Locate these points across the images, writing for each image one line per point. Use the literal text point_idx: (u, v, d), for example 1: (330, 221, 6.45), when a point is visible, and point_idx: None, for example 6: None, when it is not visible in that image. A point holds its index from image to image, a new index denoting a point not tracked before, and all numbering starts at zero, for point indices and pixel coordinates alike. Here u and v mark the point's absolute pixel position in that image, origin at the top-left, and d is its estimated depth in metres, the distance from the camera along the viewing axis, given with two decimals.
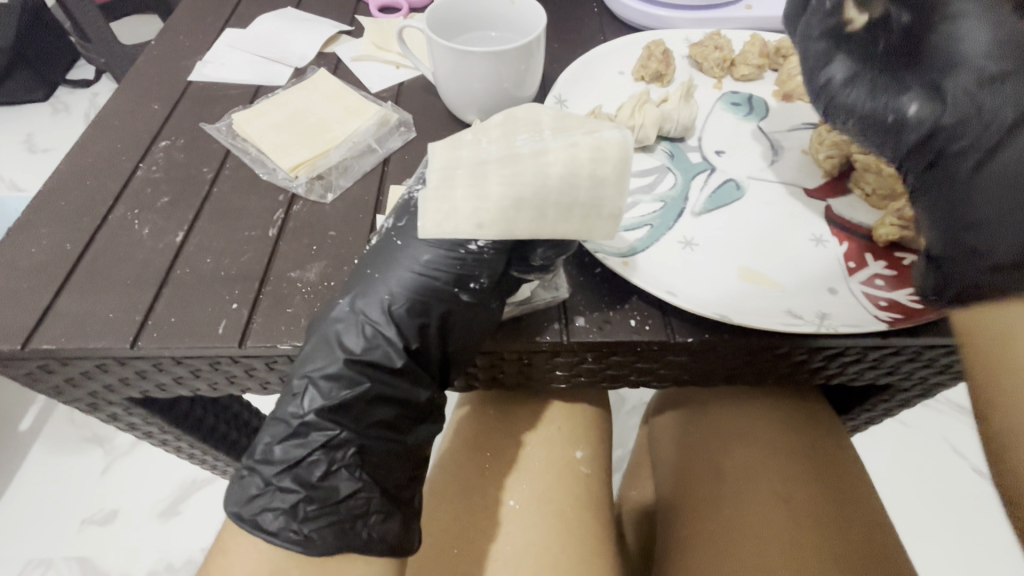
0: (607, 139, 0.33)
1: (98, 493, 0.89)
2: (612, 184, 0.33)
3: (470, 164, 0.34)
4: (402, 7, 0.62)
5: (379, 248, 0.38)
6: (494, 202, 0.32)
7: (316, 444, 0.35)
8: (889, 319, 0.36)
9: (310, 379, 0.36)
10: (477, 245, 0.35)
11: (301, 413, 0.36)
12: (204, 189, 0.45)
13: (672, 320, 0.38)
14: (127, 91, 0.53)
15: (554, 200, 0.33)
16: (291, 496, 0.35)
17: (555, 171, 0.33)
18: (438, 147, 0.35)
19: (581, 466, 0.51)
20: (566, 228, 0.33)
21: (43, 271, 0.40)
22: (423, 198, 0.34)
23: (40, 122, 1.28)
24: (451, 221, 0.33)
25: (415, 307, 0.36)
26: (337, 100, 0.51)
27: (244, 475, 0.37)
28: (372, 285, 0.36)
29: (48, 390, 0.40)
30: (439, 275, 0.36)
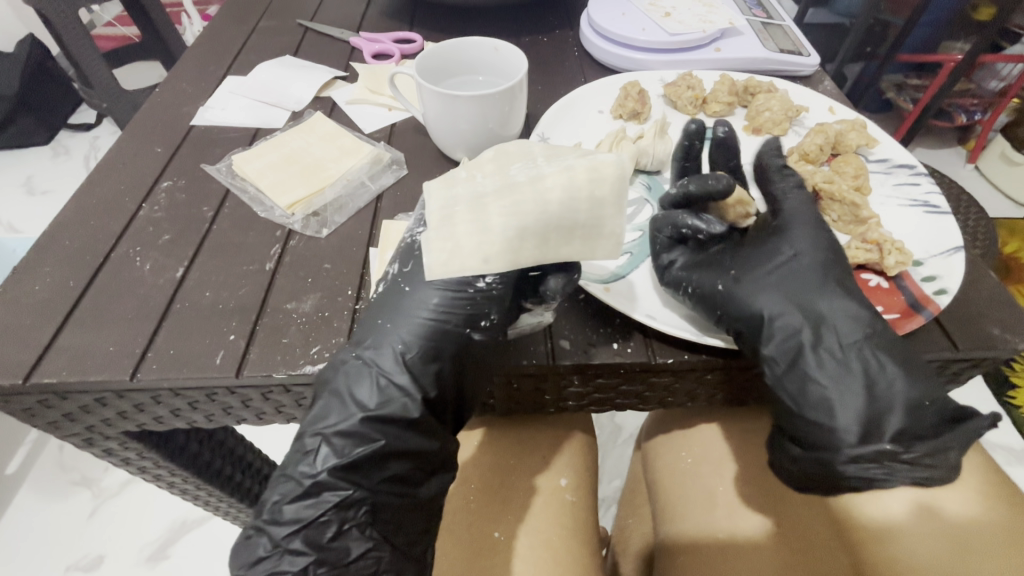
0: (603, 160, 0.35)
1: (85, 538, 0.88)
2: (611, 203, 0.35)
3: (471, 201, 0.35)
4: (394, 54, 0.66)
5: (386, 295, 0.39)
6: (498, 234, 0.34)
7: (328, 504, 0.35)
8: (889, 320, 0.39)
9: (324, 436, 0.36)
10: (484, 283, 0.38)
11: (316, 470, 0.35)
12: (204, 227, 0.47)
13: (652, 343, 0.39)
14: (131, 135, 0.56)
15: (554, 223, 0.34)
16: (302, 559, 0.34)
17: (555, 197, 0.34)
18: (432, 186, 0.37)
19: (566, 493, 0.52)
20: (570, 249, 0.35)
21: (47, 307, 0.41)
22: (428, 241, 0.35)
23: (39, 165, 1.31)
24: (456, 258, 0.34)
25: (429, 353, 0.37)
26: (332, 141, 0.54)
27: (249, 536, 0.36)
28: (384, 333, 0.38)
29: (45, 426, 0.41)
30: (450, 318, 0.38)
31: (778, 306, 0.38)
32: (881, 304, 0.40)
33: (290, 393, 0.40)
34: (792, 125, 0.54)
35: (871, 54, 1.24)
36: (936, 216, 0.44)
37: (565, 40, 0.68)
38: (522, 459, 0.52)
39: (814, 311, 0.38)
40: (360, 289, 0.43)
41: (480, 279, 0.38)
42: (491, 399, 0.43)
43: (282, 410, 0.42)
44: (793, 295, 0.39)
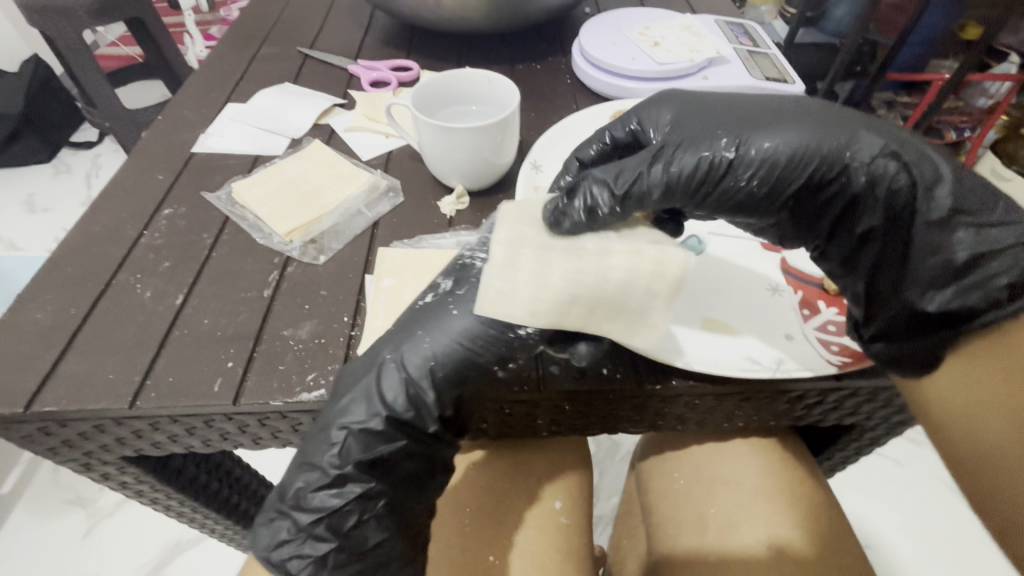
0: (672, 255, 0.34)
1: (78, 560, 0.87)
2: (663, 300, 0.35)
3: (537, 245, 0.35)
4: (391, 81, 0.68)
5: (430, 308, 0.39)
6: (550, 293, 0.34)
7: (352, 495, 0.37)
8: (840, 364, 0.38)
9: (350, 430, 0.37)
10: (525, 332, 0.37)
11: (339, 464, 0.37)
12: (204, 254, 0.48)
13: (641, 367, 0.40)
14: (133, 162, 0.57)
15: (603, 297, 0.34)
16: (324, 545, 0.37)
17: (613, 278, 0.34)
18: (509, 209, 0.38)
19: (561, 516, 0.52)
20: (610, 328, 0.36)
21: (47, 335, 0.42)
22: (489, 280, 0.35)
23: (40, 183, 1.33)
24: (506, 304, 0.34)
25: (454, 376, 0.38)
26: (330, 168, 0.55)
27: (273, 518, 0.38)
28: (417, 343, 0.38)
29: (44, 452, 0.41)
30: (484, 353, 0.38)
31: (848, 171, 0.37)
32: None
33: (287, 420, 0.41)
34: None
35: (860, 73, 1.27)
36: None
37: (557, 67, 0.70)
38: (514, 480, 0.53)
39: (895, 182, 0.36)
40: (356, 315, 0.44)
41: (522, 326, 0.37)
42: (484, 424, 0.43)
43: (278, 435, 0.43)
44: (882, 175, 0.36)
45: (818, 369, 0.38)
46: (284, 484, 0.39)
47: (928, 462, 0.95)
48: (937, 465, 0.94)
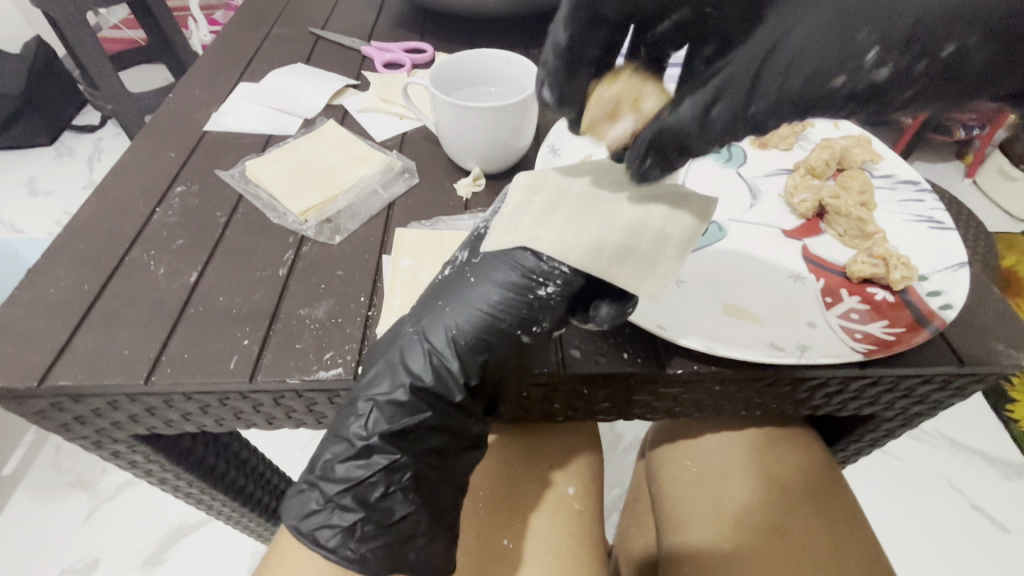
0: (690, 201, 0.36)
1: (81, 541, 0.87)
2: (676, 245, 0.35)
3: (553, 194, 0.37)
4: (405, 63, 0.67)
5: (450, 279, 0.39)
6: (554, 229, 0.35)
7: (378, 466, 0.37)
8: (864, 350, 0.38)
9: (376, 401, 0.37)
10: (545, 292, 0.37)
11: (365, 434, 0.37)
12: (218, 232, 0.47)
13: (663, 354, 0.40)
14: (144, 140, 0.56)
15: (615, 240, 0.34)
16: (351, 515, 0.37)
17: (623, 218, 0.35)
18: (525, 171, 0.38)
19: (575, 502, 0.52)
20: (617, 273, 0.34)
21: (61, 310, 0.41)
22: (496, 224, 0.37)
23: (42, 165, 1.32)
24: (507, 236, 0.36)
25: (479, 344, 0.37)
26: (344, 148, 0.54)
27: (302, 489, 0.39)
28: (439, 313, 0.38)
29: (56, 428, 0.41)
30: (505, 317, 0.37)
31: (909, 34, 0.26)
32: (887, 318, 0.40)
33: (303, 399, 0.40)
34: (799, 139, 0.55)
35: None
36: (940, 232, 0.44)
37: None
38: (526, 466, 0.52)
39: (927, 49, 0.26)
40: (373, 296, 0.43)
41: (542, 287, 0.37)
42: (504, 408, 0.43)
43: (293, 415, 0.42)
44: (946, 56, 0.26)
45: (842, 355, 0.37)
46: (314, 455, 0.39)
47: (932, 459, 0.95)
48: (941, 462, 0.94)
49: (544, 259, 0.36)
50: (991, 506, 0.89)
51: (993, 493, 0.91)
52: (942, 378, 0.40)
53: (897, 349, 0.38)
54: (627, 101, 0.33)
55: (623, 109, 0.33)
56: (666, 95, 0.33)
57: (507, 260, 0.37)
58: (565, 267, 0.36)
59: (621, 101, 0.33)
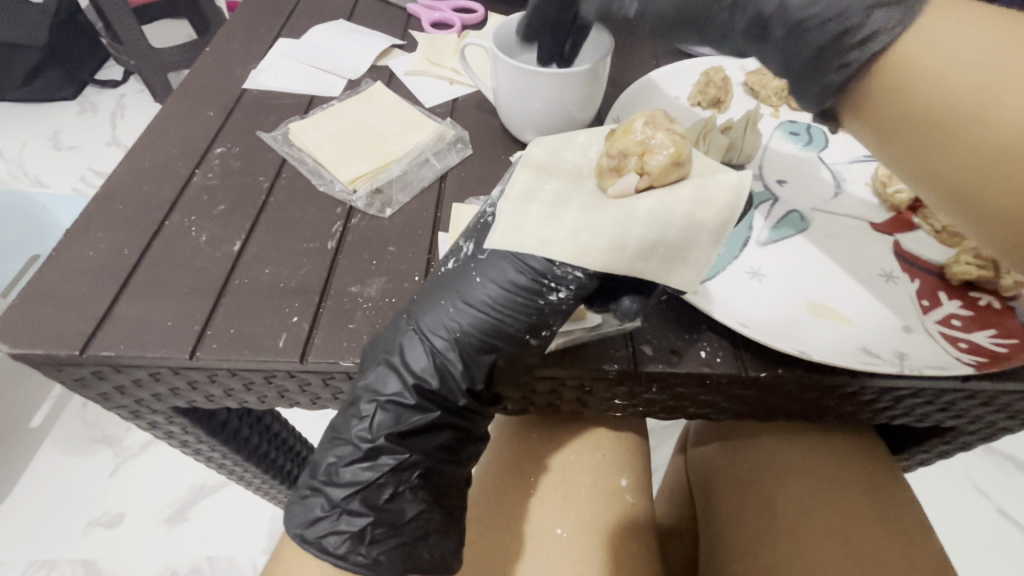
0: (720, 181, 0.31)
1: (107, 496, 0.88)
2: (709, 231, 0.31)
3: (566, 180, 0.33)
4: (454, 23, 0.63)
5: (455, 274, 0.36)
6: (566, 225, 0.31)
7: (386, 467, 0.35)
8: (974, 362, 0.34)
9: (379, 402, 0.35)
10: (557, 297, 0.33)
11: (371, 437, 0.35)
12: (261, 199, 0.45)
13: (743, 354, 0.36)
14: (182, 97, 0.53)
15: (637, 234, 0.30)
16: (360, 520, 0.35)
17: (644, 206, 0.31)
18: (534, 155, 0.33)
19: (626, 494, 0.50)
20: (645, 268, 0.30)
21: (101, 275, 0.39)
22: (502, 209, 0.32)
23: (66, 120, 1.29)
24: (517, 233, 0.31)
25: (484, 344, 0.35)
26: (393, 113, 0.51)
27: (306, 495, 0.37)
28: (442, 313, 0.35)
29: (95, 397, 0.39)
30: (511, 322, 0.34)
31: None
32: (993, 326, 0.36)
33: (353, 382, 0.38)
34: None
35: None
36: None
37: None
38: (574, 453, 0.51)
39: None
40: (428, 275, 0.40)
41: (553, 291, 0.33)
42: (557, 400, 0.40)
43: (340, 397, 0.40)
44: None
45: (946, 367, 0.34)
46: (316, 458, 0.37)
47: None
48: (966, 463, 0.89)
49: (556, 263, 0.32)
50: (1019, 512, 0.84)
51: None
52: None
53: (1011, 364, 0.34)
54: (635, 155, 0.31)
55: (630, 162, 0.31)
56: (680, 151, 0.31)
57: (512, 259, 0.34)
58: (579, 273, 0.32)
59: (629, 155, 0.31)
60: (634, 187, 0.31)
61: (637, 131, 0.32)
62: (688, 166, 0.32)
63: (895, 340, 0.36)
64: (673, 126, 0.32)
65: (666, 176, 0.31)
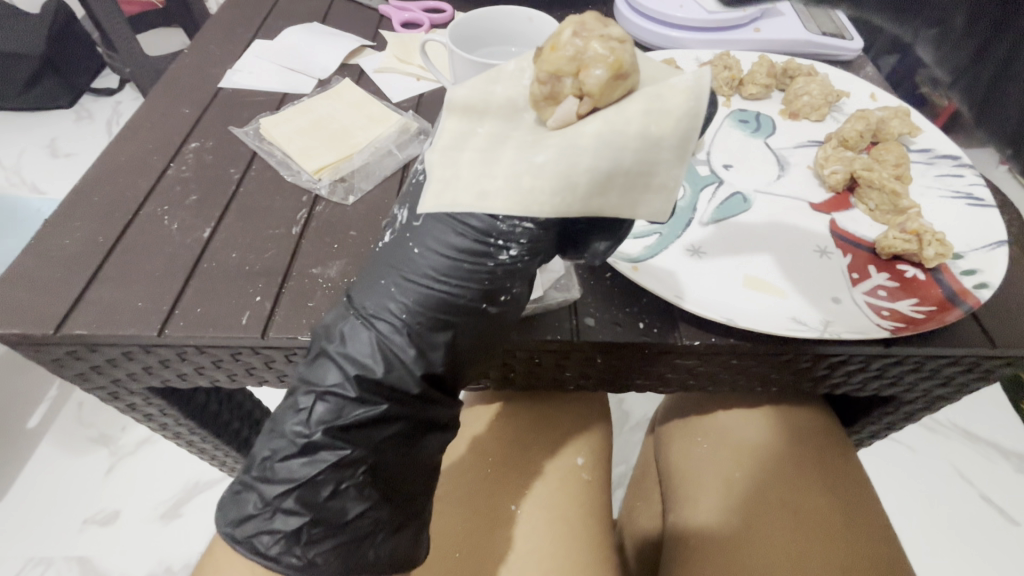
0: (673, 85, 0.28)
1: (101, 492, 0.90)
2: (670, 147, 0.28)
3: (500, 122, 0.31)
4: (423, 23, 0.65)
5: (392, 249, 0.35)
6: (506, 171, 0.29)
7: (325, 464, 0.34)
8: (892, 327, 0.36)
9: (320, 394, 0.35)
10: (508, 256, 0.33)
11: (308, 432, 0.34)
12: (231, 189, 0.47)
13: (678, 324, 0.39)
14: (158, 95, 0.55)
15: (587, 166, 0.28)
16: (295, 520, 0.34)
17: (590, 132, 0.28)
18: (460, 94, 0.31)
19: (582, 472, 0.52)
20: (602, 204, 0.29)
21: (76, 261, 0.41)
22: (431, 166, 0.31)
23: (63, 127, 1.32)
24: (449, 192, 0.30)
25: (437, 323, 0.35)
26: (360, 107, 0.53)
27: (238, 492, 0.37)
28: (386, 294, 0.35)
29: (73, 377, 0.42)
30: (464, 290, 0.34)
31: None
32: (916, 295, 0.38)
33: None
34: (831, 110, 0.53)
35: None
36: (979, 209, 0.42)
37: None
38: (535, 435, 0.53)
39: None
40: None
41: (502, 250, 0.33)
42: (511, 372, 0.42)
43: None
44: None
45: (868, 332, 0.36)
46: (252, 454, 0.37)
47: (943, 449, 0.93)
48: (951, 452, 0.93)
49: (499, 219, 0.32)
50: (1000, 498, 0.88)
51: (1007, 486, 0.89)
52: (974, 358, 0.39)
53: (927, 327, 0.36)
54: (569, 76, 0.29)
55: (565, 87, 0.29)
56: (618, 61, 0.28)
57: (450, 222, 0.33)
58: (525, 225, 0.32)
59: (562, 77, 0.29)
60: (575, 114, 0.29)
61: (566, 45, 0.28)
62: (633, 74, 0.29)
63: (823, 309, 0.38)
64: (611, 29, 0.28)
65: (609, 93, 0.29)
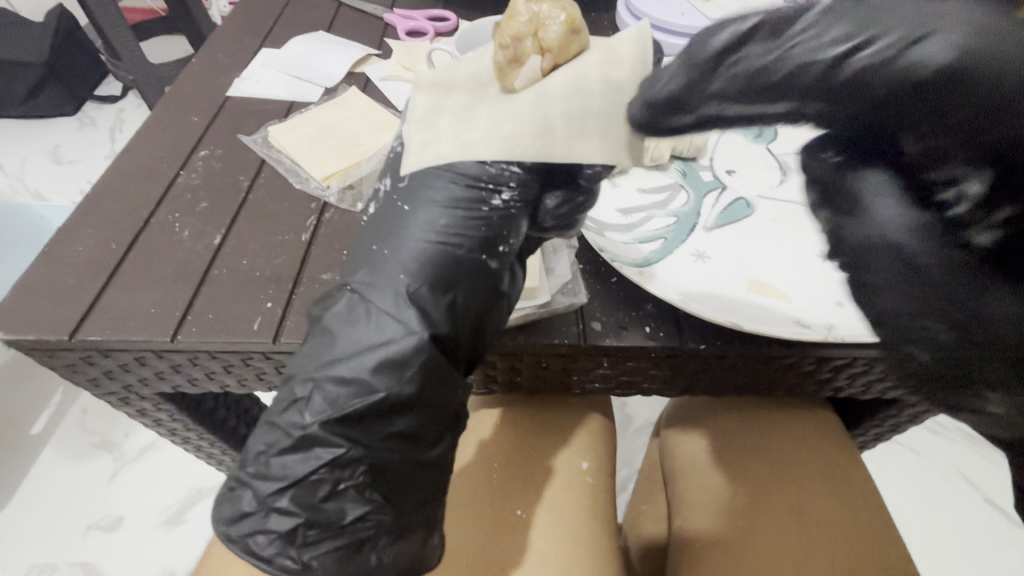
0: (622, 37, 0.32)
1: (105, 499, 0.90)
2: (629, 90, 0.31)
3: (468, 92, 0.34)
4: (428, 32, 0.66)
5: (382, 215, 0.35)
6: (482, 123, 0.32)
7: (321, 461, 0.33)
8: None
9: (318, 380, 0.33)
10: (500, 200, 0.34)
11: (304, 422, 0.33)
12: (240, 196, 0.48)
13: (684, 328, 0.39)
14: (167, 104, 0.56)
15: (559, 109, 0.31)
16: (290, 520, 0.34)
17: (557, 80, 0.32)
18: (427, 74, 0.34)
19: (586, 476, 0.52)
20: (578, 143, 0.31)
21: (89, 267, 0.42)
22: (410, 134, 0.34)
23: (67, 135, 1.33)
24: (433, 148, 0.32)
25: (437, 283, 0.33)
26: (367, 115, 0.54)
27: (232, 489, 0.35)
28: (382, 261, 0.34)
29: (86, 383, 0.42)
30: (461, 241, 0.34)
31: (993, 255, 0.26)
32: None
33: None
34: None
35: None
36: None
37: (599, 23, 0.68)
38: (541, 441, 0.53)
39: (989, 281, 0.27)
40: None
41: (494, 195, 0.34)
42: (518, 376, 0.43)
43: None
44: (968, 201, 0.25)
45: (871, 336, 0.37)
46: (247, 449, 0.36)
47: (947, 453, 0.93)
48: (955, 456, 0.93)
49: (488, 163, 0.33)
50: (1005, 501, 0.88)
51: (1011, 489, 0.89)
52: None
53: None
54: (529, 36, 0.33)
55: (528, 46, 0.33)
56: (569, 19, 0.33)
57: (438, 175, 0.34)
58: (513, 167, 0.33)
59: (523, 39, 0.33)
60: (539, 69, 0.33)
61: (523, 13, 0.33)
62: (583, 34, 0.34)
63: (825, 312, 0.39)
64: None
65: (566, 48, 0.33)
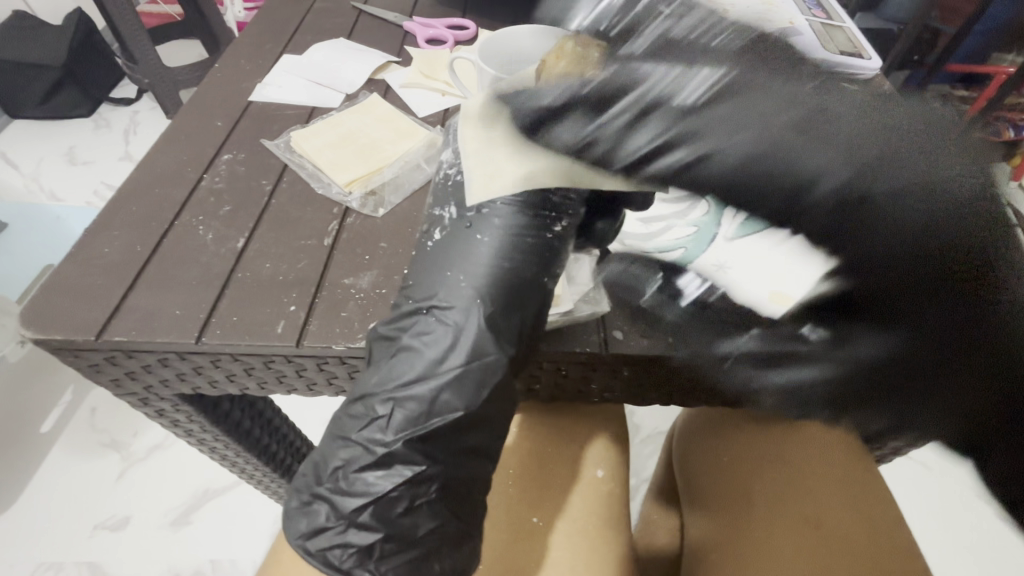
0: None
1: (112, 499, 0.91)
2: None
3: None
4: (447, 40, 0.67)
5: (450, 241, 0.37)
6: None
7: (401, 479, 0.34)
8: None
9: (395, 397, 0.34)
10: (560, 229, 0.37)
11: (386, 439, 0.34)
12: (264, 200, 0.48)
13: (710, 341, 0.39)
14: (191, 109, 0.57)
15: None
16: (370, 535, 0.34)
17: None
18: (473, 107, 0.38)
19: (603, 484, 0.52)
20: None
21: (116, 269, 0.42)
22: (471, 167, 0.36)
23: (82, 136, 1.35)
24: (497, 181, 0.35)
25: (510, 302, 0.35)
26: (388, 122, 0.55)
27: (307, 503, 0.36)
28: (452, 283, 0.35)
29: (107, 383, 0.43)
30: (528, 266, 0.36)
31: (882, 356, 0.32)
32: None
33: (345, 366, 0.41)
34: None
35: (918, 63, 1.11)
36: None
37: None
38: (559, 449, 0.53)
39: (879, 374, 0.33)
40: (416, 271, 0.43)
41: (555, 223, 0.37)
42: (537, 386, 0.44)
43: (334, 381, 0.43)
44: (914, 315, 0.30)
45: None
46: (320, 467, 0.36)
47: None
48: None
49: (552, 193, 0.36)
50: None
51: None
52: None
53: None
54: None
55: None
56: None
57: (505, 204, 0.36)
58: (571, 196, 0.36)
59: None
60: None
61: None
62: None
63: None
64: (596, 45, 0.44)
65: None
